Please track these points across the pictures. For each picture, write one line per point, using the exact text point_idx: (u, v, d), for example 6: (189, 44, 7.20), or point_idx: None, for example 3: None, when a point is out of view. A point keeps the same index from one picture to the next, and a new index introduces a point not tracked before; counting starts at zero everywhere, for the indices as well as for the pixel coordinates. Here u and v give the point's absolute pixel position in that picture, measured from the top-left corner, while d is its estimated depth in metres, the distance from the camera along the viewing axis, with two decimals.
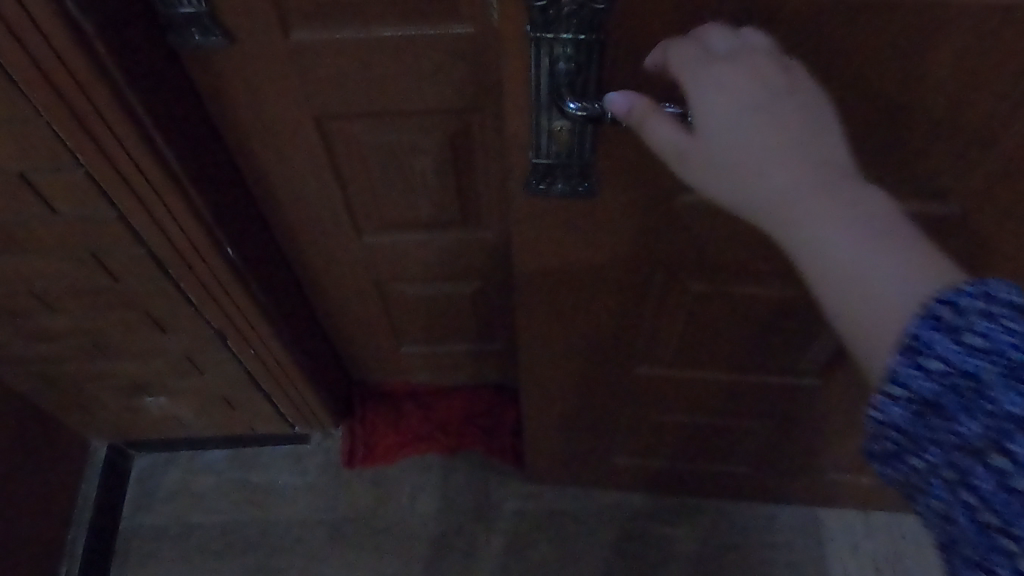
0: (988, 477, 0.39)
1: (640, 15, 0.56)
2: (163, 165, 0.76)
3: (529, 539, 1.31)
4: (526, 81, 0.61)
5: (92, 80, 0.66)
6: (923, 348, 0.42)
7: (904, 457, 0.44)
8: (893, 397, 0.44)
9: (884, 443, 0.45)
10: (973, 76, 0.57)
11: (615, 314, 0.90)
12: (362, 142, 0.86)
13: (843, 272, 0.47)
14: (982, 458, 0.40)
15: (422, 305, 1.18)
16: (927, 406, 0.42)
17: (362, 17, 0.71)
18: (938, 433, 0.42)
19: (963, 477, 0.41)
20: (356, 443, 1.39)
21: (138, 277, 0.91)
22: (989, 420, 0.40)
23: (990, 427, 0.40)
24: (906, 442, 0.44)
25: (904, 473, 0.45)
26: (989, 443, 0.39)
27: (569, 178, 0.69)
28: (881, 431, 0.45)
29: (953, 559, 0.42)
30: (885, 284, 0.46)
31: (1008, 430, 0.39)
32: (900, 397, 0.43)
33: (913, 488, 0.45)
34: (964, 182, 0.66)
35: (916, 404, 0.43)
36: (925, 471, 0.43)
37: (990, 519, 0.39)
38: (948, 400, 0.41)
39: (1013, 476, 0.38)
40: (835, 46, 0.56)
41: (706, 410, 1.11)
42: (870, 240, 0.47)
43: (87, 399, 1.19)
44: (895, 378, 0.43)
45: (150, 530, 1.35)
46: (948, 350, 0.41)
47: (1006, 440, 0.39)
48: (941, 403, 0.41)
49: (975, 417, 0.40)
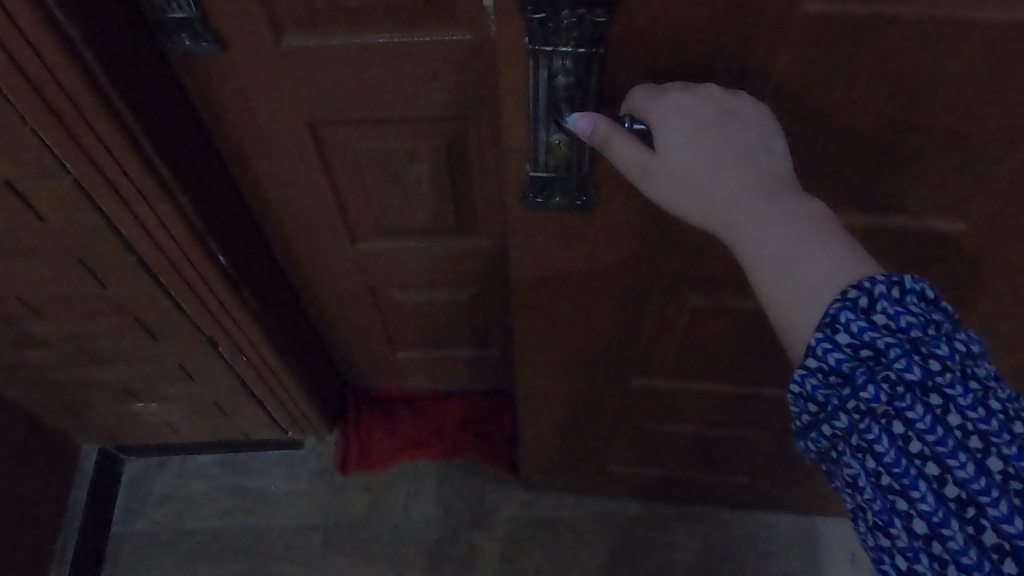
0: (888, 446, 0.44)
1: (641, 27, 0.55)
2: (152, 171, 0.75)
3: (524, 547, 1.30)
4: (524, 92, 0.60)
5: (79, 85, 0.65)
6: (835, 325, 0.46)
7: (816, 425, 0.48)
8: (809, 371, 0.47)
9: (798, 411, 0.49)
10: (981, 91, 0.55)
11: (612, 323, 0.88)
12: (356, 148, 0.85)
13: (777, 267, 0.49)
14: (884, 427, 0.45)
15: (417, 312, 1.17)
16: (838, 378, 0.46)
17: (357, 23, 0.70)
18: (848, 404, 0.46)
19: (865, 445, 0.45)
20: (349, 447, 1.38)
21: (127, 283, 0.89)
22: (891, 391, 0.44)
23: (891, 397, 0.44)
24: (819, 412, 0.48)
25: (814, 440, 0.49)
26: (891, 412, 0.44)
27: (567, 190, 0.68)
28: (795, 400, 0.49)
29: (857, 515, 0.48)
30: (811, 279, 0.48)
31: (906, 401, 0.44)
32: (815, 373, 0.47)
33: (823, 452, 0.49)
34: (966, 197, 0.64)
35: (830, 378, 0.46)
36: (833, 438, 0.47)
37: (889, 482, 0.45)
38: (857, 372, 0.45)
39: (910, 443, 0.44)
40: (839, 61, 0.55)
41: (703, 420, 1.10)
42: (805, 237, 0.48)
43: (77, 405, 1.17)
44: (811, 355, 0.47)
45: (141, 534, 1.34)
46: (858, 329, 0.45)
47: (906, 409, 0.44)
48: (852, 378, 0.45)
49: (880, 388, 0.45)
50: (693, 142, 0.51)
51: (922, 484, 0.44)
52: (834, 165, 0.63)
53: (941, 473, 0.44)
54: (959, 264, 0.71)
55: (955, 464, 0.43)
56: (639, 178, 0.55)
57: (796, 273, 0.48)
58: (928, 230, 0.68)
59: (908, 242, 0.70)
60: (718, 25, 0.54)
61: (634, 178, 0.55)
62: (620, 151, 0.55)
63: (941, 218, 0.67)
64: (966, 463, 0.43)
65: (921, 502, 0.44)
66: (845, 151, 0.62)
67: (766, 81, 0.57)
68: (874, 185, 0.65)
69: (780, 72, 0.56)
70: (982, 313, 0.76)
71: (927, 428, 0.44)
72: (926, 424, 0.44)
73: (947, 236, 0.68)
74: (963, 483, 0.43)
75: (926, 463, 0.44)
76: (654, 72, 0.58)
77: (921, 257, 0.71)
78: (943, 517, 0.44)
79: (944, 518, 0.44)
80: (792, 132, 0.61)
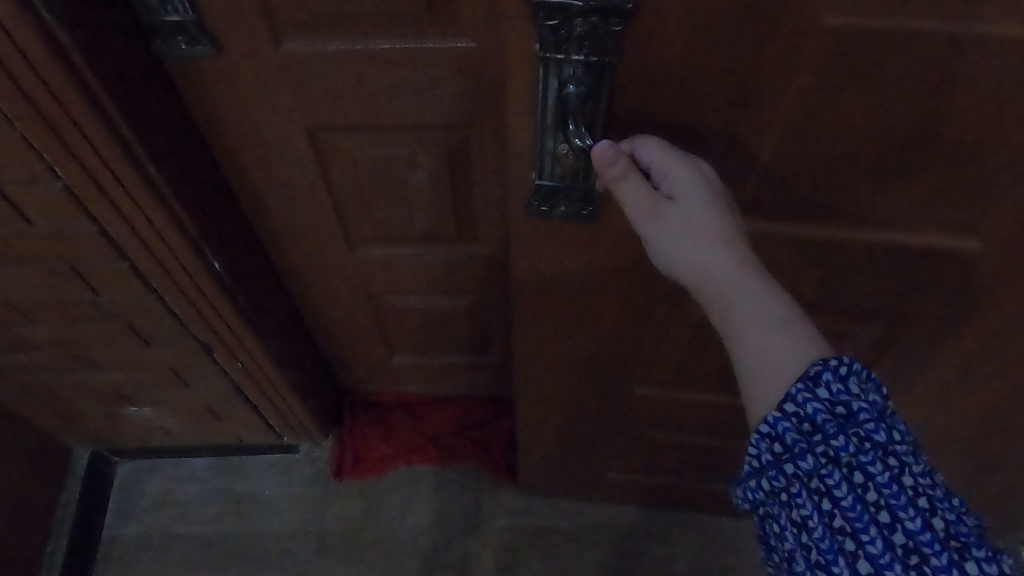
0: (847, 491, 0.48)
1: (654, 36, 0.53)
2: (142, 175, 0.73)
3: (519, 555, 1.28)
4: (531, 101, 0.58)
5: (67, 88, 0.63)
6: (816, 380, 0.49)
7: (776, 466, 0.51)
8: (783, 415, 0.50)
9: (756, 451, 0.51)
10: (997, 113, 0.53)
11: (614, 333, 0.87)
12: (356, 154, 0.83)
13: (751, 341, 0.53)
14: (845, 473, 0.48)
15: (414, 317, 1.15)
16: (811, 427, 0.49)
17: (358, 28, 0.68)
18: (817, 449, 0.49)
19: (824, 488, 0.49)
20: (345, 454, 1.36)
21: (118, 288, 0.87)
22: (859, 444, 0.48)
23: (858, 449, 0.48)
24: (783, 453, 0.50)
25: (770, 479, 0.51)
26: (853, 462, 0.48)
27: (573, 201, 0.66)
28: (759, 441, 0.51)
29: (799, 554, 0.50)
30: (781, 358, 0.52)
31: (870, 456, 0.48)
32: (790, 417, 0.49)
33: (773, 492, 0.52)
34: (980, 218, 0.62)
35: (804, 426, 0.49)
36: (791, 478, 0.50)
37: (841, 523, 0.48)
38: (829, 423, 0.49)
39: (867, 492, 0.48)
40: (853, 78, 0.53)
41: (704, 432, 1.08)
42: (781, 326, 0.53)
43: (68, 408, 1.15)
44: (789, 400, 0.50)
45: (132, 538, 1.32)
46: (835, 391, 0.49)
47: (867, 462, 0.48)
48: (823, 428, 0.49)
49: (850, 440, 0.48)
50: (706, 199, 0.56)
51: (873, 529, 0.47)
52: (843, 180, 0.62)
53: (892, 522, 0.48)
54: (972, 285, 0.69)
55: (906, 516, 0.47)
56: (644, 218, 0.57)
57: (769, 351, 0.52)
58: (939, 250, 0.66)
59: (918, 260, 0.68)
60: (732, 36, 0.52)
61: (636, 217, 0.58)
62: (629, 190, 0.56)
63: (957, 240, 0.65)
64: (916, 518, 0.47)
65: (870, 545, 0.47)
66: (861, 168, 0.60)
67: (778, 95, 0.55)
68: (885, 200, 0.63)
69: (794, 87, 0.54)
70: (992, 335, 0.74)
71: (885, 481, 0.48)
72: (884, 478, 0.48)
73: (959, 256, 0.66)
74: (910, 534, 0.47)
75: (880, 511, 0.48)
76: (665, 83, 0.56)
77: (931, 277, 0.69)
78: (888, 560, 0.47)
79: (889, 562, 0.47)
80: (802, 146, 0.59)
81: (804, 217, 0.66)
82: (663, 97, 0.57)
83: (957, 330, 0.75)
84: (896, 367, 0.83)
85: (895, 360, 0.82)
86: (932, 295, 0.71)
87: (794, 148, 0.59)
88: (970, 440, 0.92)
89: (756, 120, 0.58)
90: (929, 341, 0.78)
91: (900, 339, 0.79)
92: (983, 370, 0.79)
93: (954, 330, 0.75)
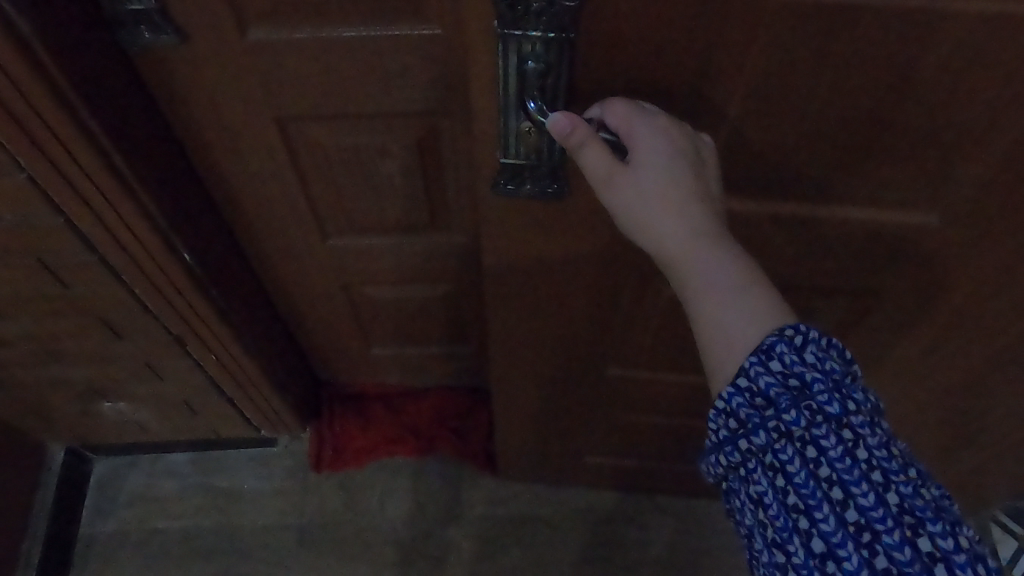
0: (799, 466, 0.48)
1: (611, 14, 0.53)
2: (107, 165, 0.72)
3: (500, 543, 1.29)
4: (493, 81, 0.59)
5: (28, 77, 0.62)
6: (769, 353, 0.50)
7: (732, 441, 0.52)
8: (738, 390, 0.51)
9: (715, 427, 0.53)
10: (944, 87, 0.55)
11: (587, 317, 0.87)
12: (325, 142, 0.83)
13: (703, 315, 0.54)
14: (797, 448, 0.48)
15: (389, 305, 1.15)
16: (764, 401, 0.50)
17: (323, 16, 0.68)
18: (769, 424, 0.50)
19: (778, 464, 0.49)
20: (324, 446, 1.36)
21: (89, 279, 0.86)
22: (811, 416, 0.49)
23: (810, 422, 0.48)
24: (738, 428, 0.51)
25: (727, 455, 0.53)
26: (806, 436, 0.48)
27: (539, 179, 0.66)
28: (716, 416, 0.53)
29: (757, 532, 0.51)
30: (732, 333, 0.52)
31: (823, 429, 0.48)
32: (743, 392, 0.51)
33: (732, 467, 0.53)
34: (936, 192, 0.64)
35: (756, 400, 0.50)
36: (746, 453, 0.51)
37: (794, 500, 0.48)
38: (781, 397, 0.49)
39: (820, 467, 0.48)
40: (806, 54, 0.54)
41: (678, 414, 1.09)
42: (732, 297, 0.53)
43: (41, 404, 1.14)
44: (743, 375, 0.51)
45: (110, 534, 1.31)
46: (789, 362, 0.50)
47: (819, 436, 0.48)
48: (776, 402, 0.49)
49: (801, 414, 0.49)
50: (672, 168, 0.56)
51: (825, 506, 0.47)
52: (802, 154, 0.62)
53: (844, 499, 0.47)
54: (931, 262, 0.70)
55: (858, 491, 0.47)
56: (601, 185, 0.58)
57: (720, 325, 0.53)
58: (899, 223, 0.67)
59: (880, 236, 0.69)
60: (689, 13, 0.52)
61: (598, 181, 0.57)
62: (592, 157, 0.56)
63: (921, 214, 0.66)
64: (869, 493, 0.47)
65: (822, 522, 0.47)
66: (819, 143, 0.61)
67: (736, 71, 0.56)
68: (844, 174, 0.64)
69: (753, 63, 0.55)
70: (954, 312, 0.75)
71: (837, 456, 0.47)
72: (837, 452, 0.47)
73: (920, 230, 0.67)
74: (862, 510, 0.47)
75: (832, 488, 0.47)
76: (625, 61, 0.57)
77: (892, 253, 0.70)
78: (840, 539, 0.47)
79: (841, 540, 0.47)
80: (762, 121, 0.60)
81: (768, 195, 0.67)
82: (623, 74, 0.58)
83: (919, 307, 0.76)
84: (863, 347, 0.84)
85: (862, 339, 0.83)
86: (895, 271, 0.73)
87: (754, 125, 0.60)
88: (937, 416, 0.93)
89: (718, 97, 0.58)
90: (893, 319, 0.79)
91: (865, 318, 0.80)
92: (945, 345, 0.81)
93: (917, 308, 0.76)
